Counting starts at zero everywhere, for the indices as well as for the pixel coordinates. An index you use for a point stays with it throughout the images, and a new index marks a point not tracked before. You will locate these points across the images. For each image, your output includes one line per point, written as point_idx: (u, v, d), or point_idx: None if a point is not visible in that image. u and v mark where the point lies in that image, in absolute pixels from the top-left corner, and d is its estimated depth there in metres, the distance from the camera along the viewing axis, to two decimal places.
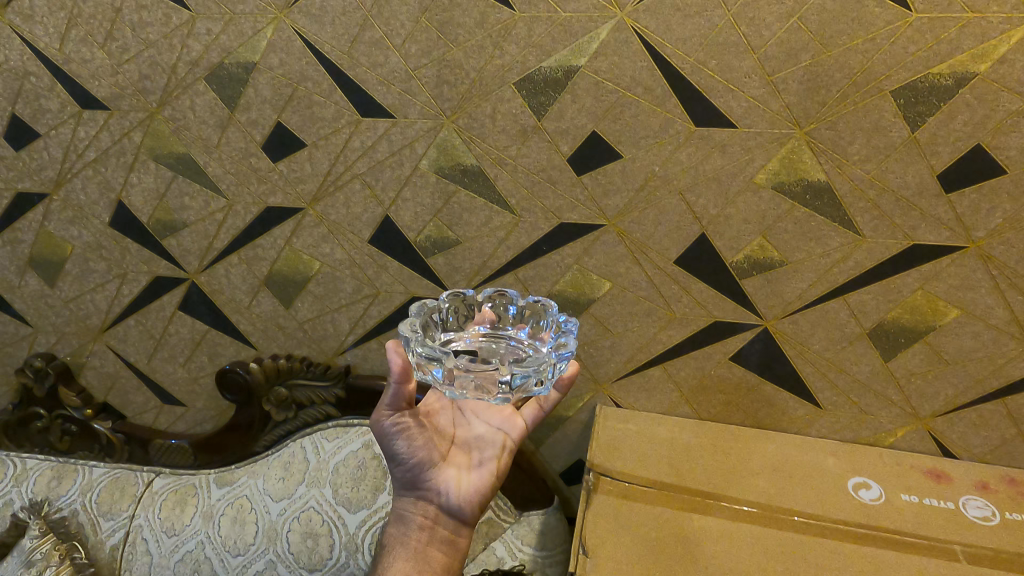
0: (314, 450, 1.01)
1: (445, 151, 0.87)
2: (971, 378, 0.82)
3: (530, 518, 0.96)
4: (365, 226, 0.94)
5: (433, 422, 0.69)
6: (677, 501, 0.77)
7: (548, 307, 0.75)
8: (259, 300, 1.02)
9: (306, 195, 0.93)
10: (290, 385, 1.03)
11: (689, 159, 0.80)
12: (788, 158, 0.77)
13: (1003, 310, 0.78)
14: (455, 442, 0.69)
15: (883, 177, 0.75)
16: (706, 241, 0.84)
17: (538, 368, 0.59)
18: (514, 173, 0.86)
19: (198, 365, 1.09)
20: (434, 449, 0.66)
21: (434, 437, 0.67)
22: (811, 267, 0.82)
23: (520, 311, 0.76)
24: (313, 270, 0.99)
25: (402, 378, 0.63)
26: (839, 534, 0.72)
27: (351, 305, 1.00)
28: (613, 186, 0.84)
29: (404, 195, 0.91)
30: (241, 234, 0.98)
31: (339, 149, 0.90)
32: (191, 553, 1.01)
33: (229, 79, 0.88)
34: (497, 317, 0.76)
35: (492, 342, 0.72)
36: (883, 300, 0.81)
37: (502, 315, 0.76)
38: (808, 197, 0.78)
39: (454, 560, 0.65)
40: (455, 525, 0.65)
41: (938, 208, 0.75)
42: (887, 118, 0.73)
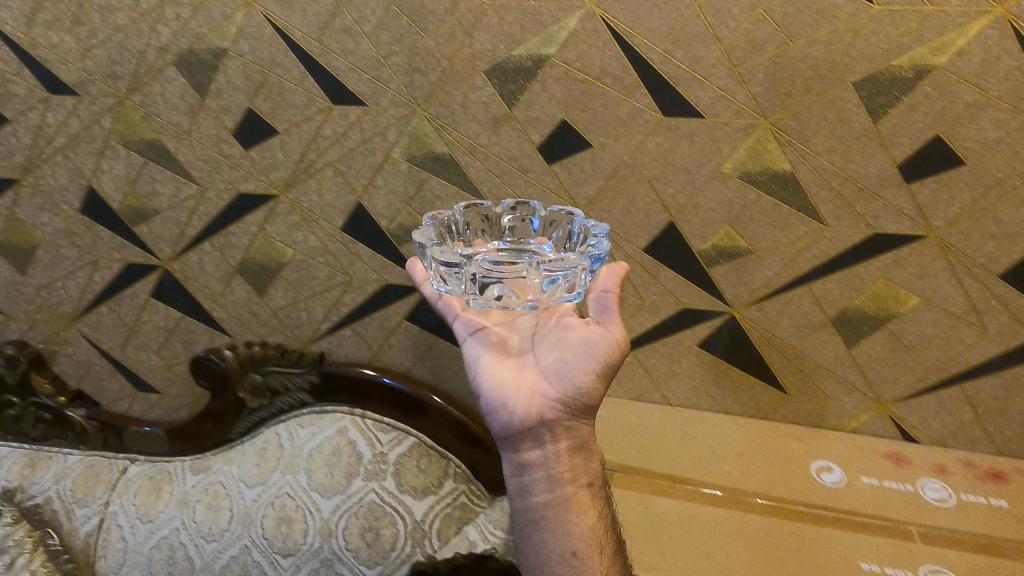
0: (289, 437, 1.02)
1: (418, 138, 0.87)
2: (932, 363, 0.84)
3: (502, 503, 0.95)
4: (337, 213, 0.94)
5: None
6: (645, 483, 0.81)
7: (488, 207, 0.78)
8: (232, 287, 1.03)
9: (279, 181, 0.93)
10: (264, 372, 1.03)
11: (657, 148, 0.81)
12: (754, 148, 0.78)
13: (959, 297, 0.79)
14: None
15: (844, 167, 0.76)
16: (674, 229, 0.85)
17: (575, 215, 0.73)
18: (486, 161, 0.86)
19: (172, 353, 1.09)
20: None
21: None
22: (775, 254, 0.83)
23: (465, 221, 0.77)
24: (287, 258, 0.99)
25: None
26: (798, 515, 0.76)
27: (325, 292, 1.00)
28: (583, 174, 0.84)
29: (376, 183, 0.91)
30: (214, 221, 0.98)
31: (310, 138, 0.89)
32: (166, 539, 1.02)
33: (201, 65, 0.88)
34: (448, 226, 0.75)
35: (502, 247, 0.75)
36: (844, 287, 0.83)
37: (455, 231, 0.76)
38: (772, 185, 0.79)
39: None
40: None
41: (897, 196, 0.76)
42: (848, 110, 0.74)
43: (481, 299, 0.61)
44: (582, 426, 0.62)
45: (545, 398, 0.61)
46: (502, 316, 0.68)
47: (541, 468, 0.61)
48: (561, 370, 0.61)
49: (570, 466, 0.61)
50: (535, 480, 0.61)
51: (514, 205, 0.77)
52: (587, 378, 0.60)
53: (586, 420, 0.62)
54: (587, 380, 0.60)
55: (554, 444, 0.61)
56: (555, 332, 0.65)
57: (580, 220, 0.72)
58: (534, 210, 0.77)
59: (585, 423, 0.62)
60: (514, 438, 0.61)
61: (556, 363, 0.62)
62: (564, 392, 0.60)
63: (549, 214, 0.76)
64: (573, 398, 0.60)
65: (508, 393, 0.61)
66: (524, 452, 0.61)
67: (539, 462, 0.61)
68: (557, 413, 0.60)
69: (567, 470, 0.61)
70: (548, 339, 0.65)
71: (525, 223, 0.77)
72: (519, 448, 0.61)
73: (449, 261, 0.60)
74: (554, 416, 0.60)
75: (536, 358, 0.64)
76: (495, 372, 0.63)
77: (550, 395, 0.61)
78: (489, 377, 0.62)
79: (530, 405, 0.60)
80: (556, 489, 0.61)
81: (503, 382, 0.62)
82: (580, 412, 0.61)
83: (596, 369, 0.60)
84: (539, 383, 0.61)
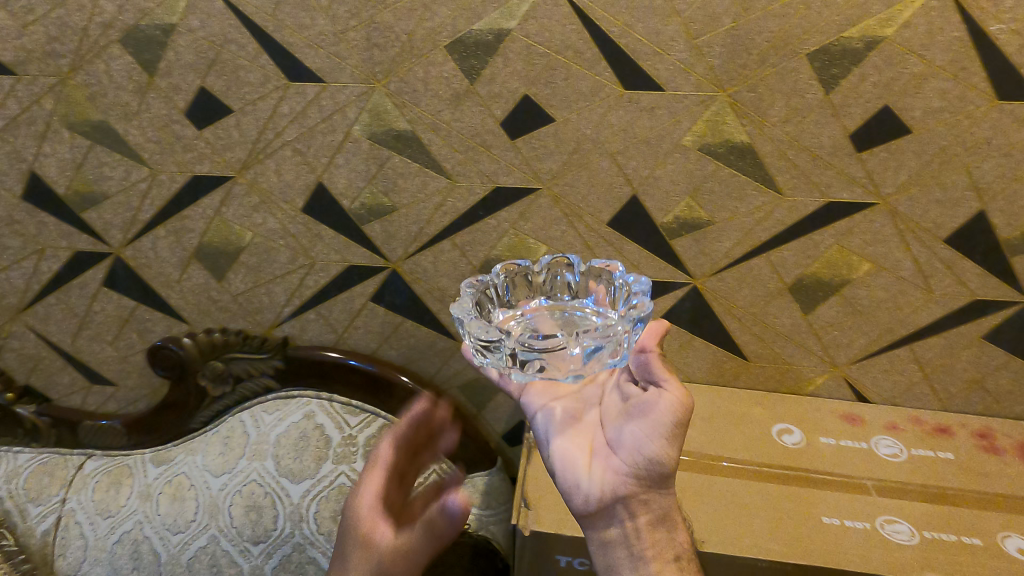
0: (254, 424, 1.00)
1: (378, 116, 0.85)
2: (880, 326, 0.89)
3: (474, 479, 0.99)
4: (298, 194, 0.92)
5: None
6: None
7: (525, 266, 0.79)
8: (190, 273, 1.00)
9: (235, 162, 0.91)
10: (226, 359, 1.00)
11: (619, 122, 0.82)
12: (713, 120, 0.80)
13: (906, 261, 0.84)
14: None
15: (799, 137, 0.79)
16: (637, 202, 0.86)
17: (614, 271, 0.75)
18: (449, 138, 0.86)
19: (128, 343, 1.06)
20: None
21: None
22: (735, 224, 0.85)
23: (506, 283, 0.79)
24: (246, 241, 0.96)
25: None
26: (764, 476, 0.78)
27: (287, 276, 0.98)
28: (546, 149, 0.85)
29: (337, 162, 0.89)
30: (168, 205, 0.95)
31: (267, 117, 0.87)
32: (129, 533, 1.00)
33: (148, 42, 0.84)
34: (487, 291, 0.76)
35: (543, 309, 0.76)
36: (800, 255, 0.86)
37: (495, 294, 0.77)
38: (731, 156, 0.81)
39: None
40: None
41: (849, 165, 0.79)
42: (803, 81, 0.76)
43: (525, 372, 0.60)
44: (661, 499, 0.58)
45: (617, 470, 0.58)
46: (573, 394, 0.69)
47: (623, 546, 0.57)
48: (627, 439, 0.59)
49: (652, 542, 0.57)
50: (618, 561, 0.57)
51: (553, 262, 0.78)
52: (656, 443, 0.57)
53: (664, 493, 0.58)
54: (656, 446, 0.57)
55: (632, 519, 0.57)
56: (620, 399, 0.65)
57: (619, 276, 0.74)
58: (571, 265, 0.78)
59: (664, 495, 0.58)
60: (592, 518, 0.58)
61: (622, 432, 0.60)
62: (634, 462, 0.58)
63: (587, 269, 0.77)
64: (644, 466, 0.57)
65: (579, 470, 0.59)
66: (602, 531, 0.58)
67: (620, 540, 0.57)
68: (631, 485, 0.57)
69: (651, 548, 0.57)
70: (614, 410, 0.64)
71: (562, 278, 0.79)
72: (598, 527, 0.58)
73: (487, 337, 0.60)
74: (628, 489, 0.57)
75: (604, 429, 0.63)
76: (565, 449, 0.62)
77: (622, 467, 0.58)
78: (560, 455, 0.61)
79: (601, 478, 0.58)
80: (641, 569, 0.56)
81: (573, 457, 0.61)
82: (656, 482, 0.58)
83: (663, 433, 0.58)
84: (609, 456, 0.60)
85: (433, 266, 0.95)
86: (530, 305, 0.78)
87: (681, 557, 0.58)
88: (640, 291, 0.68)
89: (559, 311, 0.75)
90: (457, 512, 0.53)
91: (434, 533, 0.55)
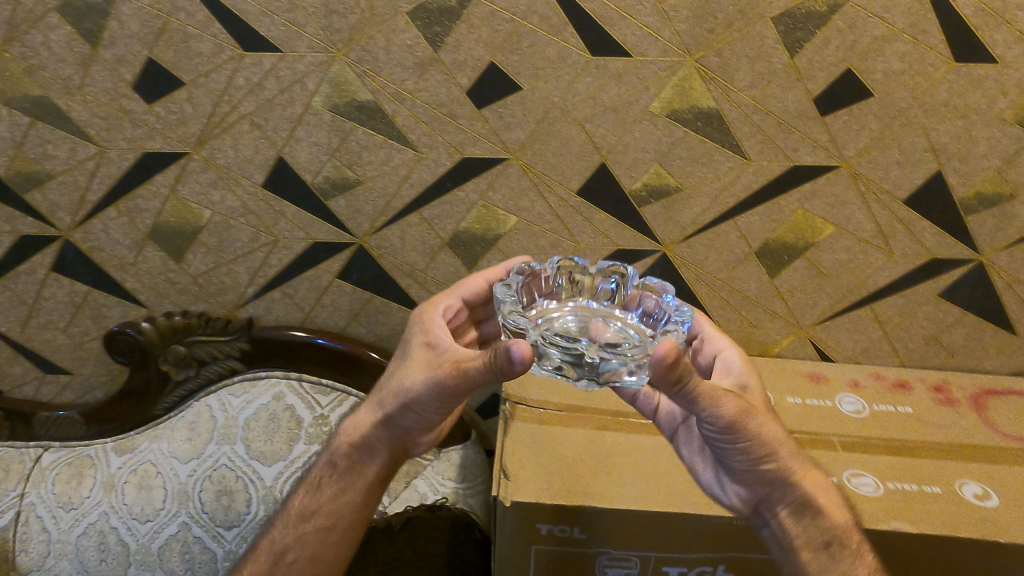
0: (221, 407, 0.98)
1: (340, 86, 0.83)
2: (843, 288, 0.91)
3: (449, 453, 0.97)
4: (257, 170, 0.89)
5: (368, 448, 0.70)
6: (591, 421, 0.81)
7: (582, 264, 0.76)
8: (146, 254, 0.96)
9: (190, 138, 0.87)
10: (189, 343, 0.98)
11: (586, 89, 0.81)
12: (681, 86, 0.79)
13: (868, 224, 0.86)
14: (365, 449, 0.70)
15: (765, 102, 0.79)
16: (606, 171, 0.86)
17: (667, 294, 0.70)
18: (414, 108, 0.84)
19: (82, 330, 1.02)
20: (367, 452, 0.70)
21: (372, 445, 0.70)
22: (703, 190, 0.86)
23: (555, 274, 0.76)
24: (204, 220, 0.93)
25: (351, 461, 0.70)
26: None
27: (249, 254, 0.95)
28: (513, 118, 0.83)
29: (298, 135, 0.86)
30: (118, 184, 0.91)
31: (222, 89, 0.83)
32: (94, 525, 0.97)
33: (90, 10, 0.80)
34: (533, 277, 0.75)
35: (588, 313, 0.73)
36: (766, 220, 0.87)
37: (541, 285, 0.75)
38: (698, 122, 0.81)
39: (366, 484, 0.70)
40: (381, 453, 0.70)
41: (813, 129, 0.80)
42: (768, 45, 0.76)
43: (541, 365, 0.59)
44: (783, 487, 0.65)
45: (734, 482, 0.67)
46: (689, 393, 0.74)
47: (776, 541, 0.67)
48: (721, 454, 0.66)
49: (795, 529, 0.65)
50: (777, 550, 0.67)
51: (611, 268, 0.74)
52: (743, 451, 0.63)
53: (781, 481, 0.65)
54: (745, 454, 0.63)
55: (774, 515, 0.66)
56: None
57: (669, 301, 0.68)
58: (627, 276, 0.73)
59: (784, 482, 0.65)
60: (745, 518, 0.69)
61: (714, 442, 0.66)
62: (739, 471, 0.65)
63: (641, 285, 0.72)
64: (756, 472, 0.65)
65: (714, 489, 0.69)
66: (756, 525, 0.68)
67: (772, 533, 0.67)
68: (751, 491, 0.66)
69: (798, 533, 0.65)
70: None
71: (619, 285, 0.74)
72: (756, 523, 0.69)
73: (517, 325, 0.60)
74: (752, 494, 0.66)
75: None
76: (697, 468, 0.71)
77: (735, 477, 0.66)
78: (696, 474, 0.71)
79: (730, 491, 0.68)
80: (793, 556, 0.66)
81: (705, 475, 0.70)
82: (770, 479, 0.65)
83: (742, 441, 0.63)
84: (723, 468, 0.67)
85: (400, 241, 0.93)
86: (579, 305, 0.75)
87: (833, 542, 0.65)
88: (676, 323, 0.64)
89: (599, 317, 0.72)
90: (514, 362, 0.54)
91: (491, 371, 0.56)
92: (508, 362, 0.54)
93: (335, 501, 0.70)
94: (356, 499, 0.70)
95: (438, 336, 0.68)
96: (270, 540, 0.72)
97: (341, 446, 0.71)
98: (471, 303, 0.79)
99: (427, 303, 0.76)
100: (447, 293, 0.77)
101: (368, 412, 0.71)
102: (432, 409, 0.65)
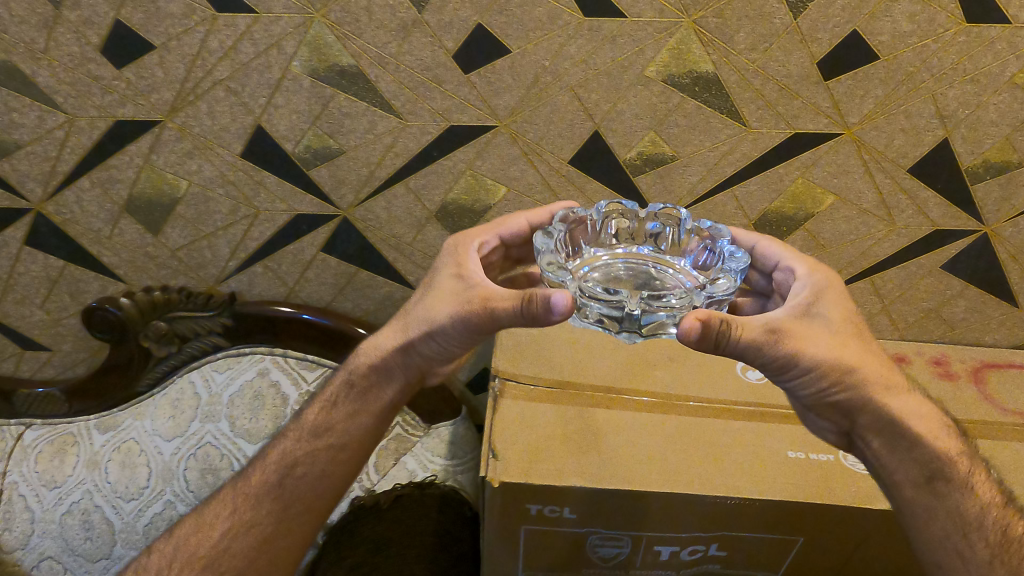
0: (205, 384, 0.97)
1: (318, 49, 0.78)
2: (841, 259, 0.90)
3: (438, 430, 0.97)
4: (235, 138, 0.85)
5: (382, 370, 0.70)
6: (582, 399, 0.79)
7: (632, 207, 0.79)
8: (122, 227, 0.92)
9: (163, 105, 0.82)
10: (170, 318, 0.95)
11: (579, 52, 0.76)
12: (678, 49, 0.75)
13: (871, 194, 0.83)
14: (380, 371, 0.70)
15: (766, 66, 0.75)
16: (599, 138, 0.82)
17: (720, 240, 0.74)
18: (397, 73, 0.79)
19: (60, 306, 0.99)
20: (380, 374, 0.70)
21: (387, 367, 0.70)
22: (700, 159, 0.83)
23: (605, 220, 0.79)
24: (182, 191, 0.89)
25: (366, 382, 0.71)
26: (730, 415, 0.78)
27: (230, 228, 0.92)
28: (502, 83, 0.79)
29: (276, 102, 0.82)
30: (90, 154, 0.86)
31: (195, 52, 0.79)
32: (78, 504, 0.95)
33: None
34: (583, 224, 0.78)
35: (640, 255, 0.78)
36: (765, 189, 0.85)
37: (593, 229, 0.79)
38: (696, 87, 0.77)
39: (374, 410, 0.70)
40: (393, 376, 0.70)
41: (815, 95, 0.76)
42: (773, 5, 0.71)
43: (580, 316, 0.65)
44: (867, 417, 0.60)
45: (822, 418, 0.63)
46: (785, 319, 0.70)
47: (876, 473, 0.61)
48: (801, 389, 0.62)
49: (889, 462, 0.60)
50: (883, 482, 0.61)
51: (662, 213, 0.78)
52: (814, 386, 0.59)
53: (868, 410, 0.60)
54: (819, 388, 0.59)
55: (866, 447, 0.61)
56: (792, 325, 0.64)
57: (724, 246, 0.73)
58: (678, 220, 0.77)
59: (871, 412, 0.59)
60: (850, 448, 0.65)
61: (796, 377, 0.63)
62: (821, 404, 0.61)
63: (693, 230, 0.77)
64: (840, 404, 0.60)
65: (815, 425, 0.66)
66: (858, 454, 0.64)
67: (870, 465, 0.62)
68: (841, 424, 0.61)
69: (894, 464, 0.60)
70: None
71: (672, 230, 0.78)
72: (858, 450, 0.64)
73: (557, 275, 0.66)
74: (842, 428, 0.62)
75: None
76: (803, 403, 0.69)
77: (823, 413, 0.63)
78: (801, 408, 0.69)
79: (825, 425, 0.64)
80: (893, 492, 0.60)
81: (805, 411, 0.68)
82: (852, 409, 0.60)
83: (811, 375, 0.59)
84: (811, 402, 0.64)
85: (386, 213, 0.90)
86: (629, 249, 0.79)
87: (935, 477, 0.58)
88: (730, 271, 0.68)
89: (649, 262, 0.77)
90: (556, 310, 0.56)
91: (529, 314, 0.58)
92: (547, 310, 0.56)
93: (349, 422, 0.70)
94: (366, 421, 0.70)
95: (471, 269, 0.68)
96: (280, 452, 0.70)
97: (359, 366, 0.71)
98: (508, 241, 0.80)
99: (464, 235, 0.77)
100: (486, 230, 0.78)
101: (391, 335, 0.71)
102: (456, 341, 0.65)
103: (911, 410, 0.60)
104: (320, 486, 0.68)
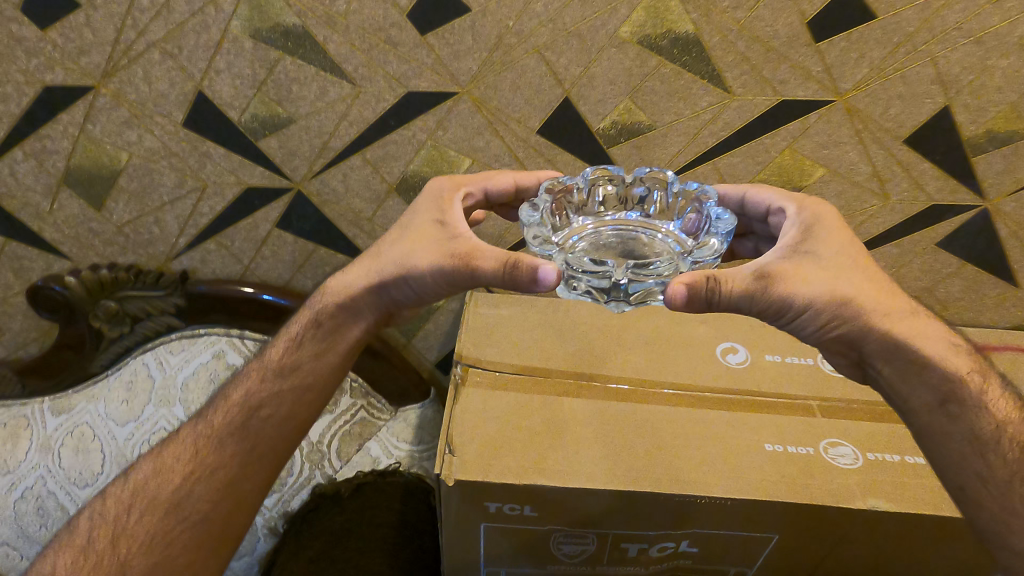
0: (158, 366, 0.93)
1: (260, 7, 0.70)
2: None
3: (405, 414, 0.95)
4: (175, 105, 0.78)
5: (353, 309, 0.68)
6: (550, 387, 0.74)
7: (616, 171, 0.72)
8: (62, 202, 0.86)
9: (94, 69, 0.74)
10: (119, 298, 0.92)
11: (545, 11, 0.69)
12: (654, 7, 0.68)
13: (864, 167, 0.77)
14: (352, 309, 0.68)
15: (750, 26, 0.68)
16: (569, 107, 0.76)
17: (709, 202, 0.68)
18: (347, 34, 0.72)
19: (4, 284, 0.93)
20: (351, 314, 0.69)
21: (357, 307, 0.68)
22: (679, 129, 0.76)
23: (590, 186, 0.73)
24: (123, 163, 0.83)
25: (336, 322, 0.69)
26: (707, 404, 0.73)
27: (178, 201, 0.86)
28: (462, 45, 0.72)
29: (218, 66, 0.75)
30: (20, 123, 0.78)
31: (124, 10, 0.71)
32: (30, 490, 0.90)
33: None
34: (566, 192, 0.72)
35: (627, 222, 0.72)
36: (747, 161, 0.79)
37: (577, 197, 0.73)
38: (673, 50, 0.71)
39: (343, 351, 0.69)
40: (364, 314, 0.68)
41: (804, 58, 0.69)
42: None
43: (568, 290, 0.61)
44: (875, 350, 0.55)
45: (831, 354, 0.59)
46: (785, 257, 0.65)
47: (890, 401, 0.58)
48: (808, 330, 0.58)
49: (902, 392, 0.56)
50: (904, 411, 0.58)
51: (648, 175, 0.71)
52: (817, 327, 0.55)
53: (877, 337, 0.55)
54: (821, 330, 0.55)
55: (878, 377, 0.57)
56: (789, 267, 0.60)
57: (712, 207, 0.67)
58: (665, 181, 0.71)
59: (880, 344, 0.55)
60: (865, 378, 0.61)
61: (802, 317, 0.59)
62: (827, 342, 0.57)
63: (681, 192, 0.71)
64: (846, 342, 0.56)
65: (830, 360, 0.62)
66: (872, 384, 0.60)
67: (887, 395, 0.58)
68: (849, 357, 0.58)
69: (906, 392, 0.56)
70: None
71: (659, 193, 0.72)
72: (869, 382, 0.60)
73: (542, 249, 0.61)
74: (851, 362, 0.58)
75: None
76: None
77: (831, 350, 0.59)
78: None
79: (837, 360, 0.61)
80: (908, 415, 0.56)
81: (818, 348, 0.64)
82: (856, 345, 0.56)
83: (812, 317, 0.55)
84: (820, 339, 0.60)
85: (344, 186, 0.84)
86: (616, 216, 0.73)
87: (948, 399, 0.54)
88: (718, 233, 0.63)
89: (637, 228, 0.71)
90: (539, 282, 0.55)
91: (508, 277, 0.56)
92: (533, 281, 0.55)
93: (318, 362, 0.68)
94: (334, 362, 0.69)
95: (453, 218, 0.65)
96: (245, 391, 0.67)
97: (328, 306, 0.69)
98: (493, 197, 0.75)
99: (450, 180, 0.72)
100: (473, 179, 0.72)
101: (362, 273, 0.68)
102: (433, 291, 0.63)
103: (917, 331, 0.55)
104: (287, 429, 0.66)
